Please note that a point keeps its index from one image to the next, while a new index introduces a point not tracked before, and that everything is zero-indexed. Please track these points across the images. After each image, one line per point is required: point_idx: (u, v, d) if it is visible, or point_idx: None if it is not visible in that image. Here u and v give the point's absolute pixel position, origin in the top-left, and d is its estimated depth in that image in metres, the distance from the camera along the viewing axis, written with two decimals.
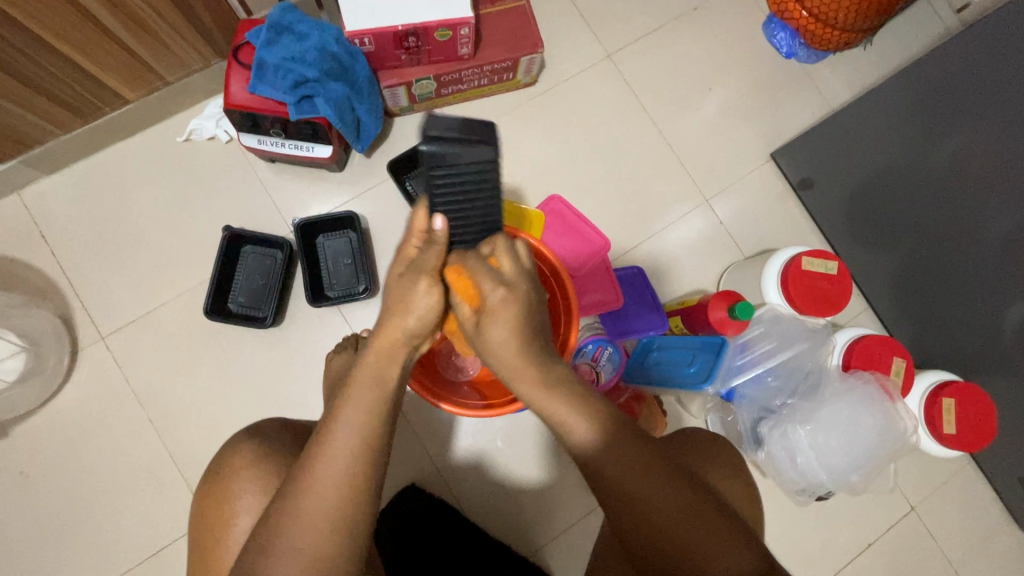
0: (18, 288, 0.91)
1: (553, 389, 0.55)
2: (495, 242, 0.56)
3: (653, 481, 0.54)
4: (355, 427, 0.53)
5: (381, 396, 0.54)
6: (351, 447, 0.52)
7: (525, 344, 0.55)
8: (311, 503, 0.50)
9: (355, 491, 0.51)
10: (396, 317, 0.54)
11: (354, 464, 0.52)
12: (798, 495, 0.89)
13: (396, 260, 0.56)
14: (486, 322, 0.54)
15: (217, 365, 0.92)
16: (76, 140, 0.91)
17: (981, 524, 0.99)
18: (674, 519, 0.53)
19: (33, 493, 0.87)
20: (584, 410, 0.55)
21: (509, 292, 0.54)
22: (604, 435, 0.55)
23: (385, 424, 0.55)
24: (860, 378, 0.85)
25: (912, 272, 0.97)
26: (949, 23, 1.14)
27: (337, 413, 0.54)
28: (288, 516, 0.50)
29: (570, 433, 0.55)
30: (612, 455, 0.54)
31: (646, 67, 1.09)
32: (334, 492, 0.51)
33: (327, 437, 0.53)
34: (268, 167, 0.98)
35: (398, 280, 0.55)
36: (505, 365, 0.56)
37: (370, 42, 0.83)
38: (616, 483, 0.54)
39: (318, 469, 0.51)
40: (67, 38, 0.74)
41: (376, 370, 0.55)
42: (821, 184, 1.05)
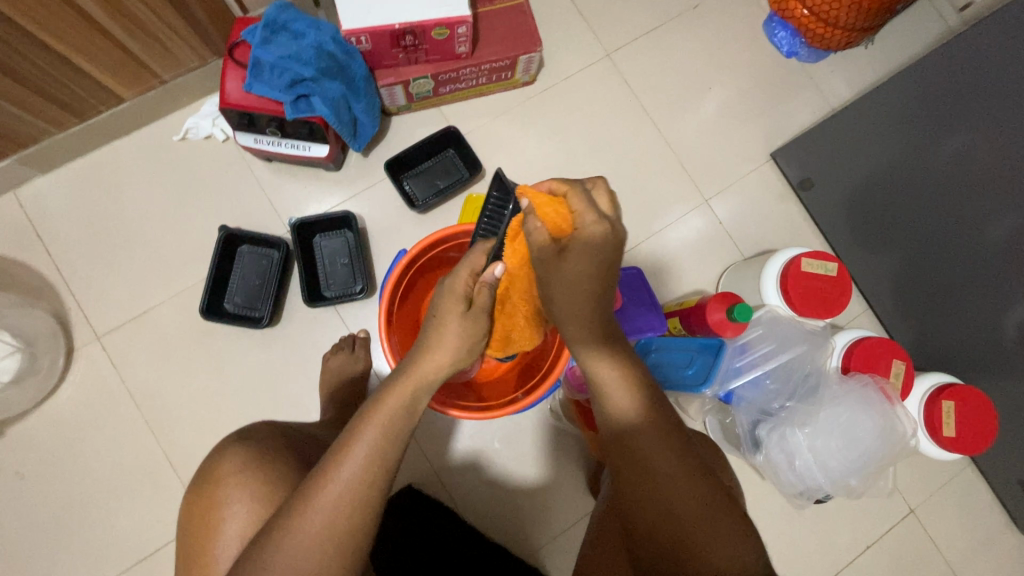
0: (12, 287, 0.90)
1: (607, 349, 0.58)
2: (600, 184, 0.56)
3: (671, 472, 0.55)
4: (369, 450, 0.53)
5: (402, 422, 0.55)
6: (361, 472, 0.52)
7: (594, 293, 0.56)
8: (314, 524, 0.49)
9: (362, 516, 0.51)
10: (433, 355, 0.59)
11: (364, 490, 0.51)
12: (796, 498, 0.88)
13: (448, 297, 0.60)
14: (569, 256, 0.54)
15: (213, 365, 0.92)
16: (71, 139, 0.90)
17: (981, 526, 0.98)
18: (684, 511, 0.54)
19: (29, 494, 0.87)
20: (627, 382, 0.58)
21: (604, 235, 0.54)
22: (645, 406, 0.57)
23: (397, 447, 0.55)
24: (859, 380, 0.85)
25: (912, 272, 0.96)
26: (952, 22, 1.13)
27: (355, 437, 0.54)
28: (287, 533, 0.49)
29: (611, 397, 0.58)
30: (645, 433, 0.56)
31: (646, 66, 1.08)
32: (339, 514, 0.50)
33: (339, 458, 0.52)
34: (265, 166, 0.97)
35: (448, 317, 0.60)
36: (568, 309, 0.57)
37: (366, 40, 0.82)
38: (641, 460, 0.56)
39: (325, 489, 0.51)
40: (61, 37, 0.73)
41: (409, 398, 0.57)
42: (822, 183, 1.04)
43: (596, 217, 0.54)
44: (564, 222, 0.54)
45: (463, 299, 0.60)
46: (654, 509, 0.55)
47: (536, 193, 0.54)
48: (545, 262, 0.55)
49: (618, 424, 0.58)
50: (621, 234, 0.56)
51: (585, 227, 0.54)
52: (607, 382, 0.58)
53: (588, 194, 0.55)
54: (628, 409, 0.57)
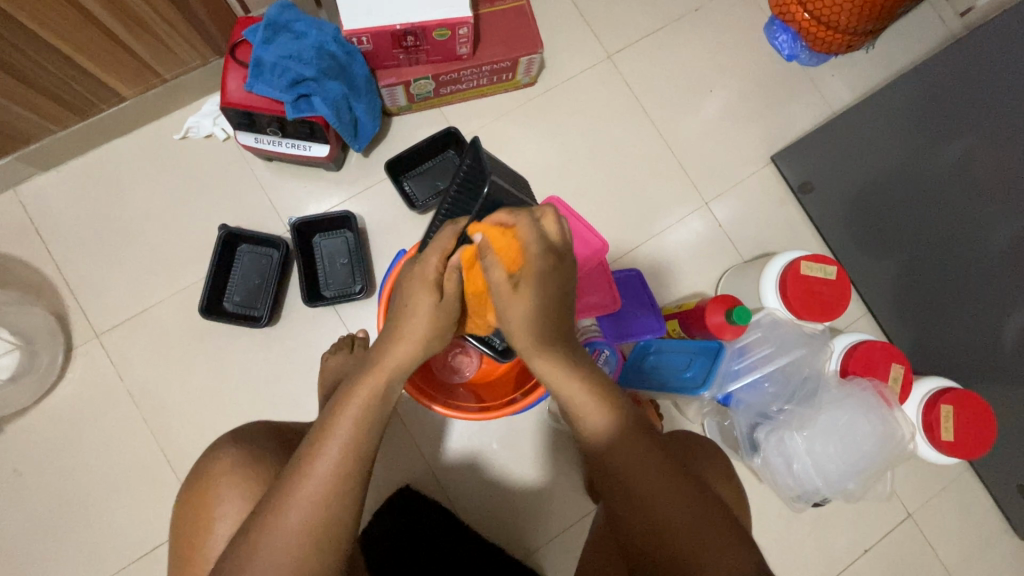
0: (12, 284, 0.90)
1: (573, 373, 0.57)
2: (537, 210, 0.56)
3: (651, 479, 0.55)
4: (342, 442, 0.53)
5: (372, 412, 0.55)
6: (336, 465, 0.52)
7: (549, 319, 0.56)
8: (290, 518, 0.49)
9: (336, 510, 0.51)
10: (399, 343, 0.58)
11: (337, 483, 0.51)
12: (794, 501, 0.88)
13: (419, 281, 0.58)
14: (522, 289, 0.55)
15: (212, 364, 0.92)
16: (72, 137, 0.90)
17: (979, 530, 0.98)
18: (669, 520, 0.54)
19: (26, 491, 0.87)
20: (600, 402, 0.57)
21: (548, 266, 0.54)
22: (620, 423, 0.57)
23: (372, 439, 0.55)
24: (858, 384, 0.85)
25: (912, 277, 0.96)
26: (953, 26, 1.13)
27: (329, 429, 0.54)
28: (266, 528, 0.49)
29: (586, 421, 0.57)
30: (621, 447, 0.56)
31: (647, 68, 1.08)
32: (311, 508, 0.50)
33: (314, 450, 0.53)
34: (265, 165, 0.97)
35: (415, 296, 0.58)
36: (529, 341, 0.57)
37: (367, 41, 0.82)
38: (619, 475, 0.55)
39: (302, 483, 0.51)
40: (62, 35, 0.73)
41: (375, 386, 0.56)
42: (821, 189, 1.02)
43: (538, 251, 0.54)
44: (512, 254, 0.54)
45: (434, 285, 0.58)
46: (640, 520, 0.55)
47: (487, 227, 0.55)
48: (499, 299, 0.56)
49: (596, 447, 0.57)
50: (567, 260, 0.57)
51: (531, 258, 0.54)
52: (579, 407, 0.57)
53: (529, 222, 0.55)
54: (604, 429, 0.57)
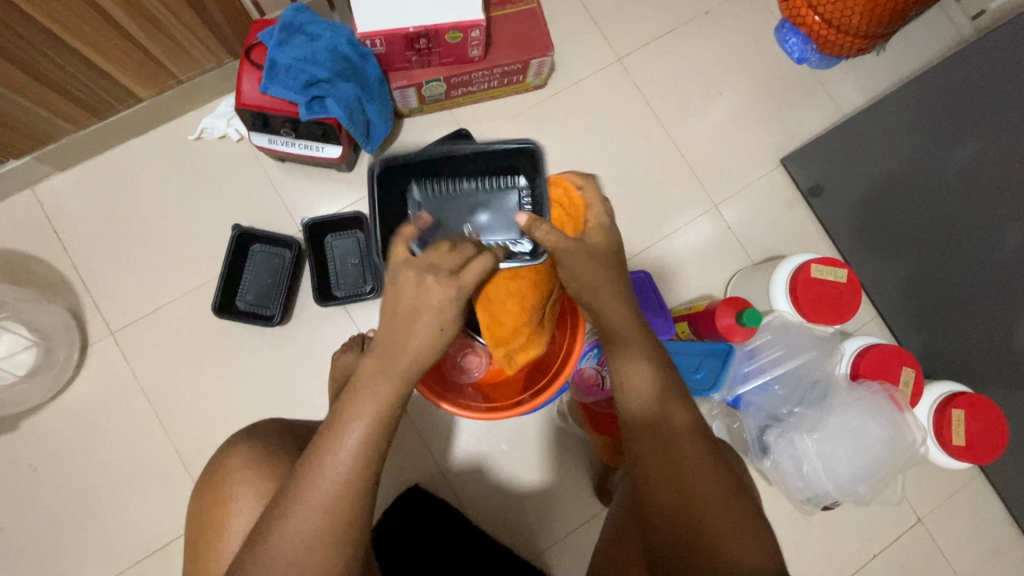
0: (29, 282, 0.92)
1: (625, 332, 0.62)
2: (592, 180, 0.67)
3: (693, 450, 0.56)
4: (350, 444, 0.52)
5: (380, 414, 0.54)
6: (345, 467, 0.52)
7: (612, 278, 0.64)
8: (300, 519, 0.50)
9: (347, 510, 0.51)
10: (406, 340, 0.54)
11: (346, 485, 0.51)
12: (803, 504, 0.88)
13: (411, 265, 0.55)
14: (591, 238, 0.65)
15: (224, 363, 0.93)
16: (89, 137, 0.92)
17: (990, 535, 0.97)
18: (703, 494, 0.53)
19: (41, 487, 0.88)
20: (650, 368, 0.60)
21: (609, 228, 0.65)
22: (670, 390, 0.59)
23: (381, 442, 0.54)
24: (868, 388, 0.85)
25: (922, 280, 0.96)
26: (965, 30, 1.13)
27: (336, 429, 0.53)
28: (276, 528, 0.50)
29: (634, 384, 0.60)
30: (671, 414, 0.58)
31: (656, 70, 1.08)
32: (321, 510, 0.50)
33: (323, 452, 0.52)
34: (278, 166, 0.98)
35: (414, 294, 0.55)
36: (600, 290, 0.63)
37: (381, 43, 0.83)
38: (666, 440, 0.56)
39: (311, 483, 0.51)
40: (81, 36, 0.74)
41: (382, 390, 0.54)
42: (831, 192, 1.04)
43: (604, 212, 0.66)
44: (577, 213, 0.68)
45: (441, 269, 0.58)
46: (673, 489, 0.54)
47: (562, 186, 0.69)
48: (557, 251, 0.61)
49: (642, 412, 0.59)
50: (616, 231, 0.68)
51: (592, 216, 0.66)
52: (633, 371, 0.60)
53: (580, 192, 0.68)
54: (651, 394, 0.59)
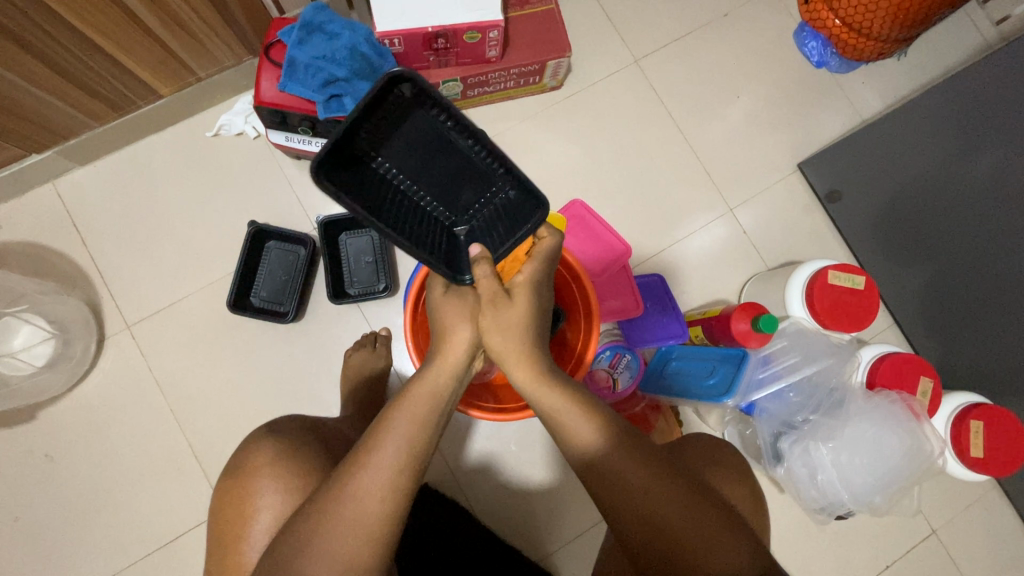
0: (49, 274, 0.93)
1: (554, 387, 0.57)
2: (555, 239, 0.60)
3: (650, 481, 0.55)
4: (401, 435, 0.54)
5: (433, 409, 0.56)
6: (397, 457, 0.53)
7: (532, 337, 0.58)
8: (351, 506, 0.50)
9: (399, 500, 0.52)
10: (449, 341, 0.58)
11: (397, 475, 0.52)
12: (817, 513, 0.87)
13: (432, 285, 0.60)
14: (515, 292, 0.58)
15: (238, 358, 0.94)
16: (110, 132, 0.93)
17: (1006, 551, 0.96)
18: (668, 520, 0.54)
19: (57, 477, 0.89)
20: (584, 414, 0.57)
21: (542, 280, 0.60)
22: (611, 434, 0.56)
23: (433, 434, 0.56)
24: (885, 397, 0.84)
25: (943, 289, 0.94)
26: (988, 36, 1.11)
27: (386, 423, 0.54)
28: (325, 517, 0.50)
29: (574, 435, 0.57)
30: (616, 457, 0.56)
31: (673, 73, 1.08)
32: (376, 501, 0.51)
33: (372, 444, 0.53)
34: (294, 164, 0.99)
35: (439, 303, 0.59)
36: (517, 349, 0.57)
37: (400, 42, 0.83)
38: (613, 484, 0.55)
39: (361, 475, 0.52)
40: (107, 34, 0.75)
41: (433, 386, 0.56)
42: (850, 197, 1.03)
43: (541, 261, 0.59)
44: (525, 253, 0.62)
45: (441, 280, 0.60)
46: (643, 521, 0.54)
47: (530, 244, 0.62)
48: (485, 293, 0.56)
49: (587, 462, 0.56)
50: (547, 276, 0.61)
51: (535, 260, 0.59)
52: (569, 423, 0.57)
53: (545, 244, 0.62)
54: (592, 440, 0.56)
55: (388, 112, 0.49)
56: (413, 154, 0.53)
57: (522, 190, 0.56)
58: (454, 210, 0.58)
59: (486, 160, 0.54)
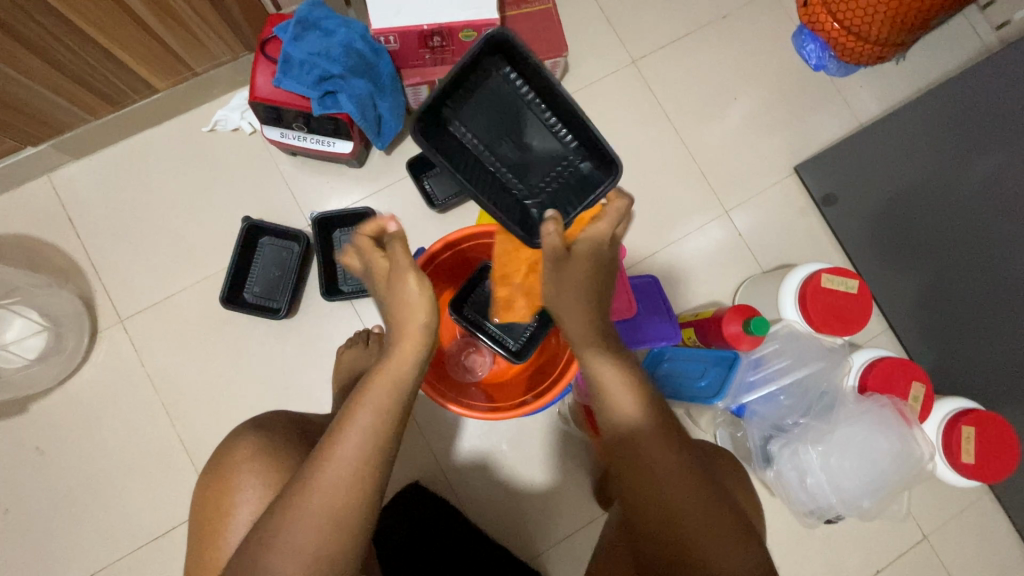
0: (42, 267, 0.93)
1: (615, 358, 0.58)
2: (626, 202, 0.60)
3: (671, 465, 0.54)
4: (364, 426, 0.53)
5: (397, 399, 0.55)
6: (360, 449, 0.52)
7: (597, 301, 0.59)
8: (313, 499, 0.50)
9: (364, 491, 0.52)
10: (404, 334, 0.57)
11: (362, 467, 0.52)
12: (806, 517, 0.86)
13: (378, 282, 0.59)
14: (580, 257, 0.58)
15: (230, 354, 0.94)
16: (106, 126, 0.93)
17: (996, 557, 0.95)
18: (686, 513, 0.54)
19: (47, 470, 0.89)
20: (632, 387, 0.57)
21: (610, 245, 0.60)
22: (650, 405, 0.56)
23: (396, 422, 0.55)
24: (876, 401, 0.83)
25: (938, 295, 0.94)
26: (987, 41, 1.10)
27: (351, 416, 0.54)
28: (293, 511, 0.50)
29: (615, 408, 0.56)
30: (649, 437, 0.55)
31: (671, 74, 1.07)
32: (341, 493, 0.51)
33: (336, 438, 0.53)
34: (290, 160, 0.99)
35: (394, 297, 0.57)
36: (580, 322, 0.58)
37: (395, 40, 0.84)
38: (640, 464, 0.55)
39: (327, 470, 0.51)
40: (102, 28, 0.75)
41: (398, 376, 0.56)
42: (845, 201, 1.02)
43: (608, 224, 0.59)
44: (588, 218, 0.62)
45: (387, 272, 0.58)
46: (661, 508, 0.55)
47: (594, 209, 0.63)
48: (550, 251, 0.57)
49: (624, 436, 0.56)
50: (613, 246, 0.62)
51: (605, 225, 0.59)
52: (611, 393, 0.57)
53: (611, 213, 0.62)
54: (636, 415, 0.56)
55: (464, 81, 0.58)
56: (490, 129, 0.61)
57: (599, 161, 0.60)
58: (534, 195, 0.63)
59: (555, 131, 0.61)
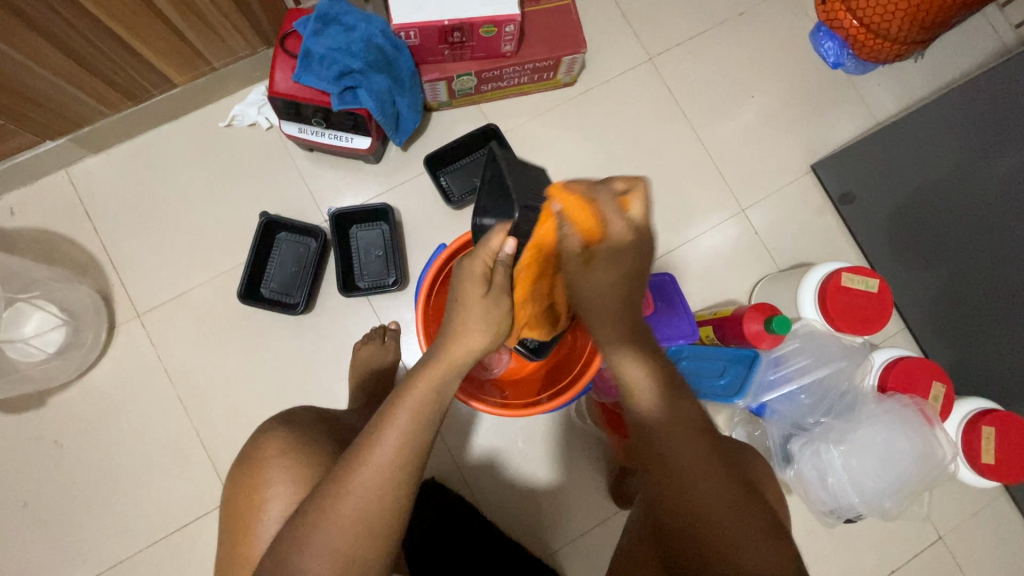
0: (60, 262, 0.93)
1: (634, 346, 0.59)
2: (642, 184, 0.60)
3: (693, 456, 0.54)
4: (401, 430, 0.53)
5: (433, 405, 0.55)
6: (395, 452, 0.52)
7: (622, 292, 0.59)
8: (346, 501, 0.50)
9: (399, 495, 0.52)
10: (464, 338, 0.58)
11: (397, 471, 0.52)
12: (825, 516, 0.86)
13: (469, 280, 0.58)
14: (600, 262, 0.59)
15: (246, 349, 0.94)
16: (124, 120, 0.93)
17: (1013, 558, 0.95)
18: (711, 502, 0.53)
19: (66, 463, 0.90)
20: (654, 373, 0.58)
21: (631, 237, 0.59)
22: (671, 389, 0.57)
23: (433, 427, 0.55)
24: (897, 401, 0.83)
25: (955, 294, 0.93)
26: (1006, 39, 1.10)
27: (387, 418, 0.54)
28: (324, 513, 0.50)
29: (634, 393, 0.58)
30: (670, 425, 0.56)
31: (687, 71, 1.07)
32: (376, 496, 0.51)
33: (371, 440, 0.53)
34: (307, 156, 0.99)
35: (472, 303, 0.58)
36: (597, 313, 0.60)
37: (415, 35, 0.83)
38: (664, 454, 0.55)
39: (362, 471, 0.51)
40: (123, 21, 0.75)
41: (440, 381, 0.56)
42: (863, 200, 1.02)
43: (620, 219, 0.58)
44: (593, 222, 0.59)
45: (484, 281, 0.58)
46: (683, 497, 0.54)
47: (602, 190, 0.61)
48: (497, 285, 0.59)
49: (643, 417, 0.57)
50: (640, 236, 0.60)
51: (618, 225, 0.58)
52: (633, 382, 0.58)
53: (615, 195, 0.60)
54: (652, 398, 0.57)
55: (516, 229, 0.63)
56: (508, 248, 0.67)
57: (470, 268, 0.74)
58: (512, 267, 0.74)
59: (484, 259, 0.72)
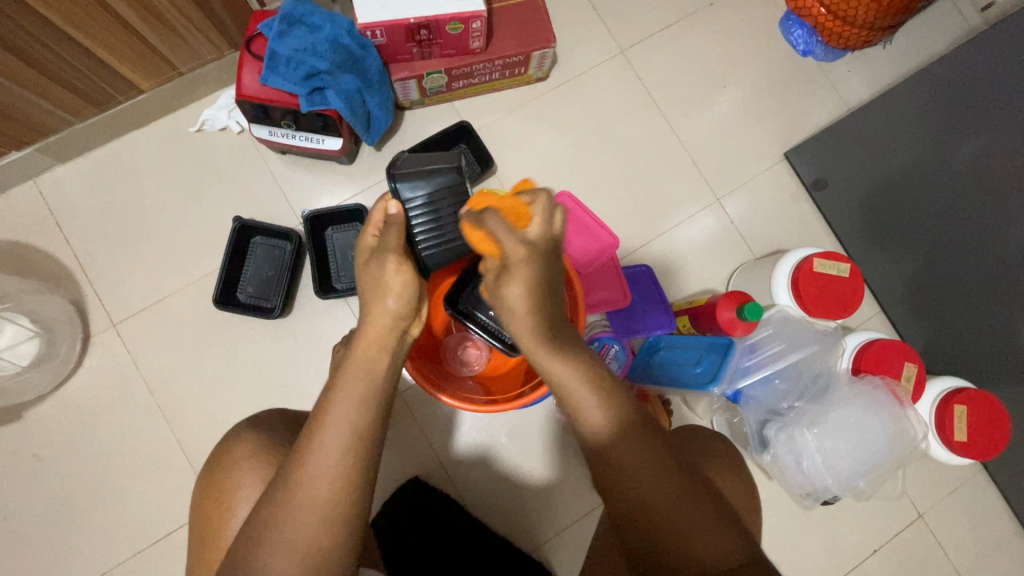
0: (32, 273, 0.92)
1: (567, 365, 0.57)
2: (538, 197, 0.58)
3: (644, 462, 0.54)
4: (345, 417, 0.54)
5: (370, 388, 0.56)
6: (342, 440, 0.53)
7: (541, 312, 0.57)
8: (301, 493, 0.51)
9: (350, 481, 0.52)
10: (375, 311, 0.57)
11: (345, 456, 0.52)
12: (803, 499, 0.88)
13: (361, 253, 0.61)
14: (506, 274, 0.57)
15: (224, 354, 0.93)
16: (91, 128, 0.92)
17: (991, 533, 0.97)
18: (664, 501, 0.53)
19: (45, 476, 0.89)
20: (598, 393, 0.56)
21: (530, 256, 0.56)
22: (610, 414, 0.56)
23: (377, 413, 0.56)
24: (870, 382, 0.85)
25: (925, 278, 0.95)
26: (973, 22, 1.11)
27: (328, 406, 0.54)
28: (279, 508, 0.50)
29: (580, 413, 0.57)
30: (617, 437, 0.55)
31: (658, 63, 1.07)
32: (328, 484, 0.51)
33: (317, 429, 0.53)
34: (280, 159, 0.98)
35: (366, 272, 0.58)
36: (518, 325, 0.58)
37: (381, 34, 0.83)
38: (614, 465, 0.55)
39: (310, 461, 0.52)
40: (84, 29, 0.75)
41: (368, 364, 0.56)
42: (834, 185, 1.02)
43: (513, 235, 0.56)
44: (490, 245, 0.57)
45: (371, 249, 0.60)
46: (634, 499, 0.54)
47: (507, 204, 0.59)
48: (381, 250, 0.58)
49: (592, 437, 0.57)
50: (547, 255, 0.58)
51: (511, 243, 0.56)
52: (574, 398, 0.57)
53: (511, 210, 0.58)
54: (595, 415, 0.56)
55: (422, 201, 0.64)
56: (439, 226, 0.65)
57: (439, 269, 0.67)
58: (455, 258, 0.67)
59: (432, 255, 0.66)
